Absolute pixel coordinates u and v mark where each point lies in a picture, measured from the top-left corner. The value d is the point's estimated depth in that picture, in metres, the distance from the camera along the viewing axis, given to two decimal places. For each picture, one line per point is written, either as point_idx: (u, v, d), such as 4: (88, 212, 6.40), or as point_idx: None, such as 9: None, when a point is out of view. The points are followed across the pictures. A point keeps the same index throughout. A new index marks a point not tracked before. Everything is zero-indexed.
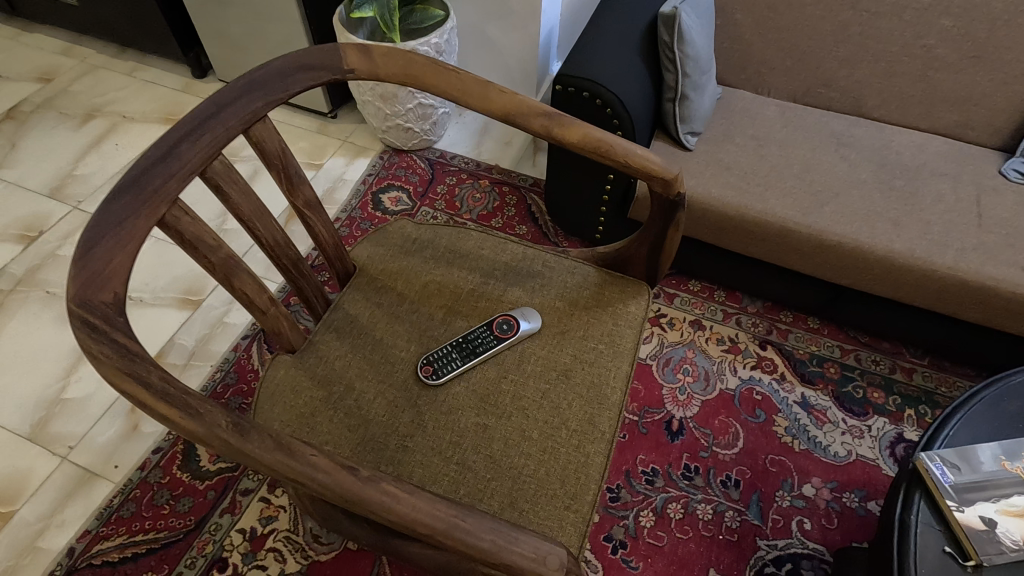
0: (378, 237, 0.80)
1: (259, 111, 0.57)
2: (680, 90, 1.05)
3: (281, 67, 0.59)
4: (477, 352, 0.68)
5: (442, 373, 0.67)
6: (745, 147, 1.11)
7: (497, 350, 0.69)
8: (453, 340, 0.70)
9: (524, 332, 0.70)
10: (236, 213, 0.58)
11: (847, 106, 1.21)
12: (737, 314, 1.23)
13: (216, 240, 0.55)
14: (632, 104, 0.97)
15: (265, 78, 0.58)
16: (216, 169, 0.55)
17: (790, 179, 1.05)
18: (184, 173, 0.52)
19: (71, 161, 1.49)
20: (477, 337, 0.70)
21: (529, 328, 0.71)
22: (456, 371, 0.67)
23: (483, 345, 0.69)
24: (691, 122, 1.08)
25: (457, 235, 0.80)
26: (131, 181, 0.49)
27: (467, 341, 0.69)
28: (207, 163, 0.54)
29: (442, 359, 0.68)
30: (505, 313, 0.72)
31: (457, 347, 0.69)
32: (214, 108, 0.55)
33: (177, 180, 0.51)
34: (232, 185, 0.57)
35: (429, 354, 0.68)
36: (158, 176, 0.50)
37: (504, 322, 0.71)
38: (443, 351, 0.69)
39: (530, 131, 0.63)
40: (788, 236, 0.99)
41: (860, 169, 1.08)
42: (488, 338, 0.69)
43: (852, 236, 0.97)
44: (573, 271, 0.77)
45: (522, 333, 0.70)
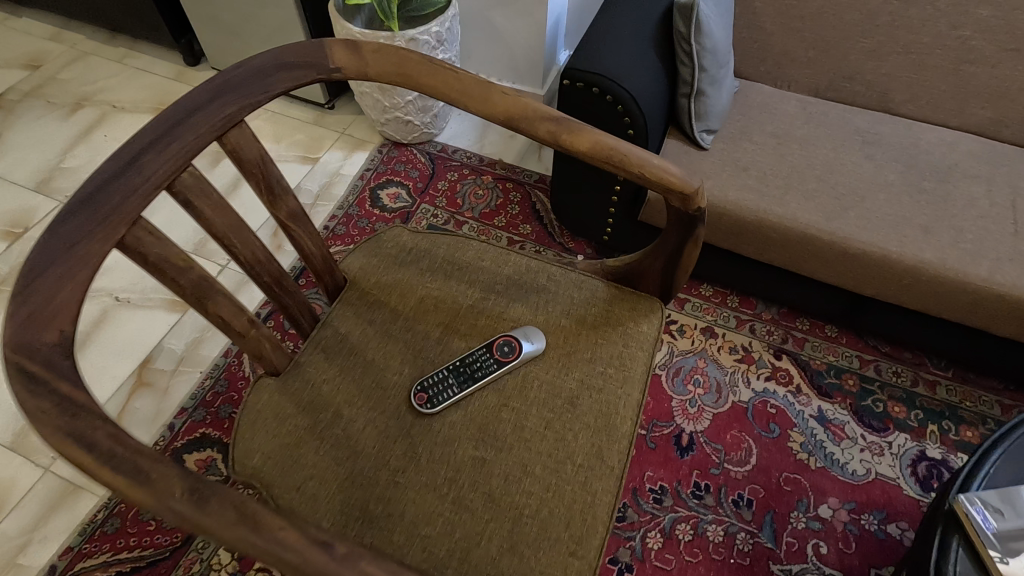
0: (371, 246, 0.74)
1: (234, 117, 0.52)
2: (696, 85, 0.98)
3: (259, 66, 0.53)
4: (475, 378, 0.63)
5: (437, 401, 0.62)
6: (764, 146, 1.04)
7: (497, 375, 0.64)
8: (449, 363, 0.64)
9: (528, 354, 0.65)
10: (210, 229, 0.53)
11: (872, 102, 1.14)
12: (751, 321, 1.17)
13: (186, 261, 0.50)
14: (645, 101, 0.90)
15: (241, 78, 0.52)
16: (185, 182, 0.50)
17: (812, 181, 0.98)
18: (147, 189, 0.46)
19: (58, 153, 1.43)
20: (475, 361, 0.64)
21: (534, 349, 0.65)
22: (452, 398, 0.62)
23: (482, 370, 0.63)
24: (707, 119, 1.01)
25: (456, 244, 0.74)
26: (86, 199, 0.44)
27: (465, 365, 0.64)
28: (174, 176, 0.48)
29: (437, 385, 0.63)
30: (507, 333, 0.66)
31: (453, 372, 0.63)
32: (183, 113, 0.49)
33: (138, 197, 0.45)
34: (205, 199, 0.52)
35: (423, 380, 0.63)
36: (117, 193, 0.45)
37: (506, 344, 0.65)
38: (438, 376, 0.63)
39: (535, 137, 0.57)
40: (810, 243, 0.93)
41: (887, 170, 1.01)
42: (488, 361, 0.64)
43: (879, 245, 0.90)
44: (580, 286, 0.71)
45: (526, 355, 0.65)
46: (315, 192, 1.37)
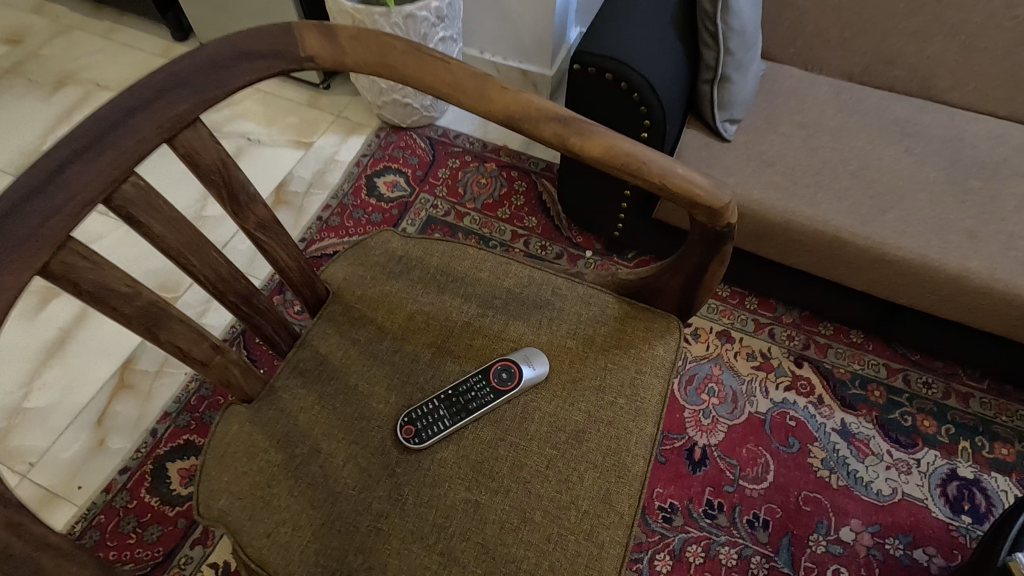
0: (357, 253, 0.67)
1: (186, 117, 0.44)
2: (720, 71, 0.88)
3: (215, 56, 0.45)
4: (469, 409, 0.56)
5: (425, 436, 0.55)
6: (793, 137, 0.95)
7: (493, 406, 0.57)
8: (440, 392, 0.57)
9: (530, 380, 0.58)
10: (163, 248, 0.46)
11: (912, 88, 1.04)
12: (771, 325, 1.10)
13: (131, 288, 0.43)
14: (663, 90, 0.81)
15: (194, 71, 0.44)
16: (125, 195, 0.42)
17: (845, 178, 0.89)
18: (75, 208, 0.39)
19: (40, 135, 1.36)
20: (470, 390, 0.57)
21: (536, 375, 0.58)
22: (442, 432, 0.55)
23: (477, 401, 0.57)
24: (731, 107, 0.92)
25: (451, 252, 0.67)
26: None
27: (457, 395, 0.57)
28: (111, 190, 0.41)
29: (425, 417, 0.56)
30: (505, 357, 0.59)
31: (444, 403, 0.57)
32: (122, 114, 0.41)
33: (65, 218, 0.38)
34: (153, 213, 0.44)
35: (411, 411, 0.56)
36: (36, 214, 0.37)
37: (504, 369, 0.58)
38: (427, 406, 0.56)
39: (539, 140, 0.49)
40: (842, 248, 0.85)
41: (928, 166, 0.92)
42: (483, 390, 0.57)
43: (918, 251, 0.82)
44: (589, 302, 0.64)
45: (527, 382, 0.58)
46: (308, 179, 1.30)
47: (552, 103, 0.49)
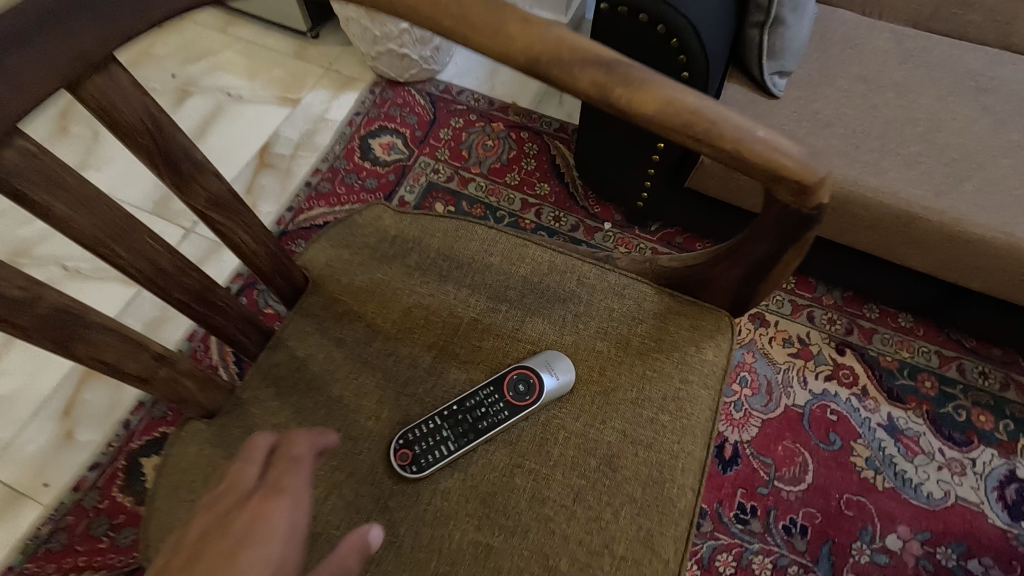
0: (342, 233, 0.56)
1: (94, 57, 0.32)
2: (774, 12, 0.75)
3: None
4: (478, 430, 0.46)
5: (425, 463, 0.45)
6: (851, 94, 0.82)
7: (507, 425, 0.47)
8: (443, 408, 0.47)
9: (554, 391, 0.48)
10: (74, 235, 0.35)
11: (988, 35, 0.90)
12: (810, 307, 0.99)
13: (27, 290, 0.32)
14: (709, 33, 0.68)
15: None
16: (9, 165, 0.31)
17: (915, 142, 0.77)
18: None
19: None
20: (479, 406, 0.47)
21: (561, 385, 0.48)
22: (445, 459, 0.45)
23: (487, 420, 0.46)
24: (782, 58, 0.78)
25: (455, 232, 0.55)
26: None
27: (464, 412, 0.47)
28: None
29: (425, 440, 0.46)
30: (522, 365, 0.48)
31: (448, 422, 0.46)
32: None
33: None
34: (55, 189, 0.33)
35: (407, 431, 0.46)
36: None
37: (521, 380, 0.48)
38: (426, 426, 0.46)
39: (574, 92, 0.37)
40: (910, 224, 0.73)
41: (1009, 127, 0.79)
42: (495, 407, 0.47)
43: (1002, 229, 0.70)
44: (622, 294, 0.53)
45: (550, 394, 0.48)
46: (295, 140, 1.17)
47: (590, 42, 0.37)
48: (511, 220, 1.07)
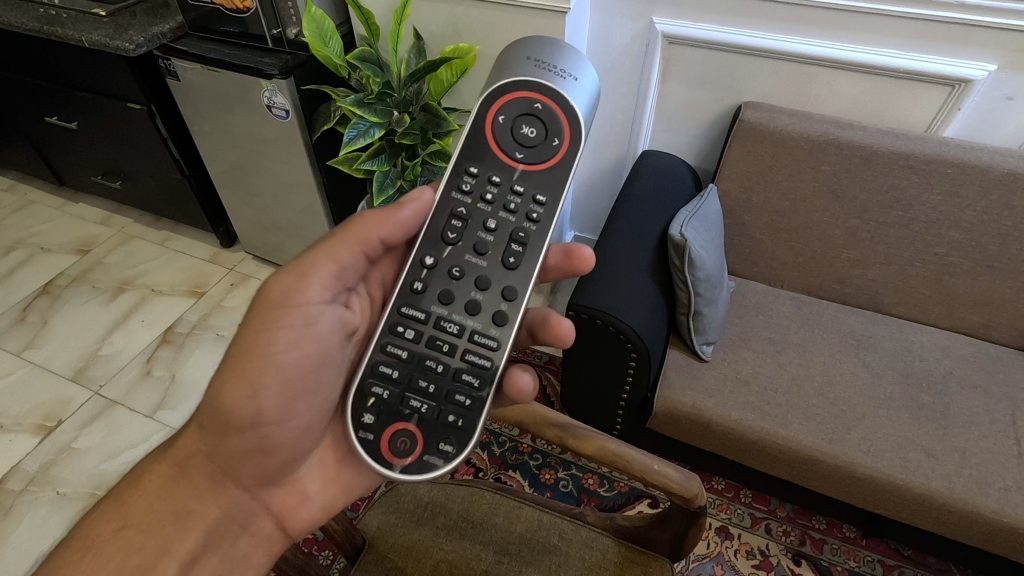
0: (389, 500, 0.78)
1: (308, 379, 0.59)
2: (693, 307, 1.04)
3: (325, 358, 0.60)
4: (513, 261, 0.59)
5: (477, 314, 0.59)
6: (764, 354, 1.09)
7: (536, 223, 0.59)
8: (412, 283, 0.59)
9: (580, 145, 0.58)
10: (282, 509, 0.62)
11: (863, 301, 1.19)
12: (766, 519, 1.16)
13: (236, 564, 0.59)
14: (646, 332, 0.94)
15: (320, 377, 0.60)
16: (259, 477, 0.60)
17: (812, 397, 1.02)
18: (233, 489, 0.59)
19: (97, 339, 1.53)
20: (484, 194, 0.59)
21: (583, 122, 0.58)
22: (517, 297, 0.59)
23: (525, 227, 0.59)
24: (706, 333, 1.07)
25: (471, 499, 0.78)
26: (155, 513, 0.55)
27: (482, 214, 0.59)
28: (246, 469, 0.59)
29: (447, 303, 0.59)
30: (514, 67, 0.57)
31: (455, 258, 0.59)
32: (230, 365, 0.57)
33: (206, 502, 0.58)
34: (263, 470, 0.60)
35: (377, 366, 0.58)
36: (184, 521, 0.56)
37: (536, 84, 0.57)
38: (426, 364, 0.58)
39: (545, 439, 0.63)
40: (815, 465, 0.95)
41: (884, 380, 1.05)
42: (527, 203, 0.59)
43: (883, 471, 0.92)
44: (591, 546, 0.73)
45: (565, 152, 0.59)
46: None
47: (559, 412, 0.65)
48: (511, 445, 1.27)
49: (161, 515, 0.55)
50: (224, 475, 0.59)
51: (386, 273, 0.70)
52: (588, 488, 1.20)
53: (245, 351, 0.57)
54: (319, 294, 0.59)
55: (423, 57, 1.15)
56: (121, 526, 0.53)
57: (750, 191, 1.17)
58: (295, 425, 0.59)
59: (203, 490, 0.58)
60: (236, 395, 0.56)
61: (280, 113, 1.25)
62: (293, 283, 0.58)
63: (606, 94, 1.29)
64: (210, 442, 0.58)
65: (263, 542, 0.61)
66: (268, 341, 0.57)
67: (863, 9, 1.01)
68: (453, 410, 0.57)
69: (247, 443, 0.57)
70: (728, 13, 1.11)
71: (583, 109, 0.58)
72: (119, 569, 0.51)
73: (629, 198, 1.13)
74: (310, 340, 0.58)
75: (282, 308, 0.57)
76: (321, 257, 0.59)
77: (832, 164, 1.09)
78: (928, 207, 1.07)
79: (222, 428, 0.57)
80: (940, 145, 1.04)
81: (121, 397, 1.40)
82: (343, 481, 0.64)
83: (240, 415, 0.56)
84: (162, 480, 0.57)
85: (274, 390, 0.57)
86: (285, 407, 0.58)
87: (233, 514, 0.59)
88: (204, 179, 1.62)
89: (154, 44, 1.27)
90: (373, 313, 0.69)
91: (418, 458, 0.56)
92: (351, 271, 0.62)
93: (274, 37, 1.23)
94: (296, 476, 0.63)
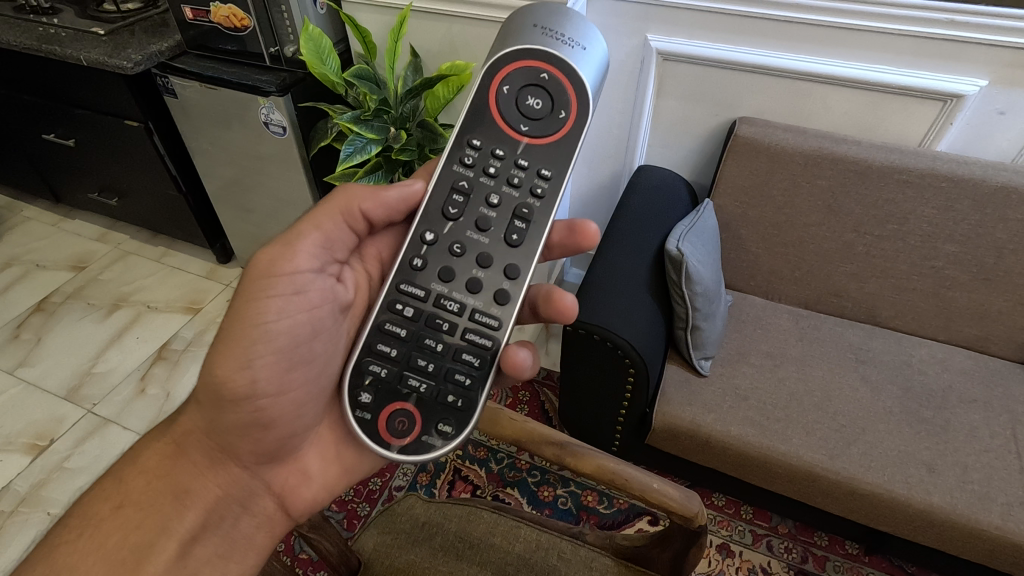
0: (385, 520, 0.76)
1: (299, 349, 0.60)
2: (691, 322, 1.04)
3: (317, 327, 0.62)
4: (516, 238, 0.59)
5: (479, 292, 0.59)
6: (762, 368, 1.09)
7: (541, 198, 0.60)
8: (412, 259, 0.59)
9: (586, 115, 0.58)
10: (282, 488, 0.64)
11: (861, 315, 1.19)
12: (768, 536, 1.15)
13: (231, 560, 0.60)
14: (644, 346, 0.94)
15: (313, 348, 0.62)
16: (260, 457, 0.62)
17: (812, 411, 1.01)
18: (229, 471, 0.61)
19: (91, 356, 1.52)
20: (487, 168, 0.60)
21: (590, 91, 0.58)
22: (519, 275, 0.59)
23: (529, 203, 0.59)
24: (704, 348, 1.07)
25: (468, 518, 0.77)
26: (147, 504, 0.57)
27: (484, 188, 0.60)
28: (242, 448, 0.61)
29: (448, 280, 0.59)
30: (521, 36, 0.58)
31: (456, 234, 0.59)
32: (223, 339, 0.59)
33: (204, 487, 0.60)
34: (260, 451, 0.61)
35: (375, 344, 0.58)
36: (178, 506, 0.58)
37: (543, 53, 0.57)
38: (425, 343, 0.58)
39: (542, 458, 0.63)
40: (815, 480, 0.94)
41: (883, 394, 1.05)
42: (532, 178, 0.60)
43: (885, 486, 0.91)
44: (590, 566, 0.72)
45: (571, 124, 0.59)
46: None
47: (555, 429, 0.64)
48: (509, 462, 1.26)
49: (160, 493, 0.58)
50: (223, 452, 0.61)
51: (381, 248, 0.69)
52: (587, 505, 1.19)
53: (237, 321, 0.59)
54: (307, 263, 0.61)
55: (419, 74, 1.16)
56: (120, 505, 0.56)
57: (747, 206, 1.17)
58: (291, 399, 0.61)
59: (201, 467, 0.60)
60: (231, 370, 0.58)
61: (277, 130, 1.25)
62: (282, 252, 0.60)
63: (602, 109, 1.30)
64: (207, 421, 0.60)
65: (265, 522, 0.63)
66: (259, 310, 0.59)
67: (854, 27, 1.03)
68: (452, 390, 0.57)
69: (244, 417, 0.60)
70: (721, 30, 1.12)
71: (590, 78, 0.58)
72: (117, 547, 0.54)
73: (625, 214, 1.13)
74: (300, 307, 0.60)
75: (271, 277, 0.59)
76: (307, 226, 0.62)
77: (826, 178, 1.10)
78: (923, 220, 1.07)
79: (218, 404, 0.59)
80: (933, 159, 1.05)
81: (115, 415, 1.39)
82: (343, 462, 0.66)
83: (234, 388, 0.58)
84: (161, 459, 0.60)
85: (268, 360, 0.59)
86: (279, 379, 0.60)
87: (233, 494, 0.61)
88: (201, 196, 1.62)
89: (152, 62, 1.27)
90: (371, 289, 0.69)
91: (414, 438, 0.57)
92: (338, 242, 0.64)
93: (272, 55, 1.23)
94: (298, 456, 0.64)
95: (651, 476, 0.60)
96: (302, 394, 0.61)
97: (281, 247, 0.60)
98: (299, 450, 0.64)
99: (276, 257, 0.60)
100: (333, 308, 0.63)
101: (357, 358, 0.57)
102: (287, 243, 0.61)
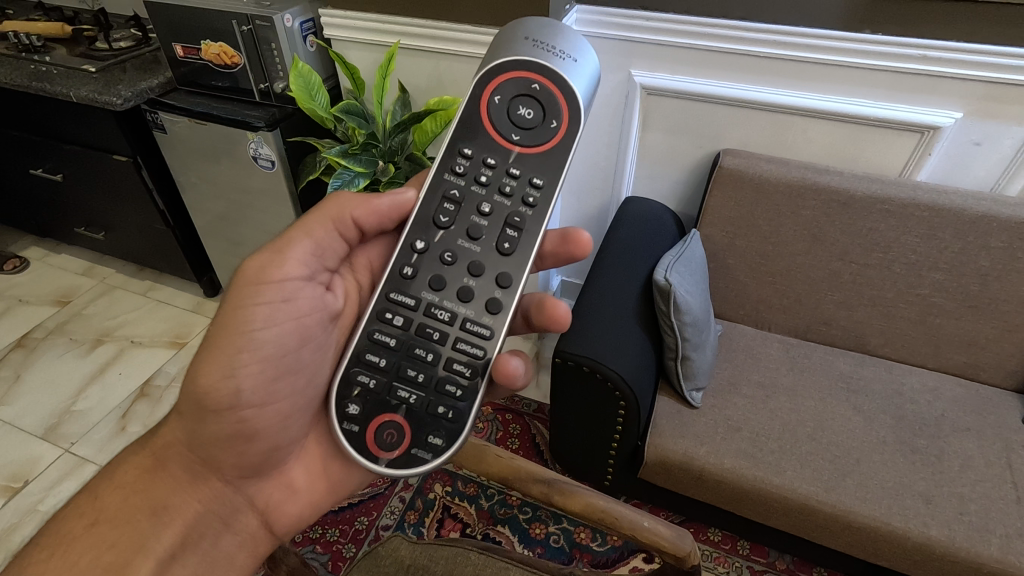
0: (369, 564, 0.74)
1: (286, 355, 0.59)
2: (681, 352, 1.03)
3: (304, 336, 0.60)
4: (508, 247, 0.58)
5: (470, 301, 0.58)
6: (754, 400, 1.08)
7: (532, 208, 0.59)
8: (403, 267, 0.58)
9: (578, 128, 0.59)
10: (267, 505, 0.62)
11: (850, 343, 1.19)
12: (766, 573, 1.12)
13: None
14: (633, 376, 0.93)
15: (302, 359, 0.60)
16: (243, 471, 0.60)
17: (805, 442, 1.00)
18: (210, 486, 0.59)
19: (71, 393, 1.48)
20: (479, 177, 0.59)
21: (579, 102, 0.58)
22: (511, 284, 0.58)
23: (521, 211, 0.59)
24: (695, 378, 1.06)
25: (456, 559, 0.74)
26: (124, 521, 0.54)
27: (476, 197, 0.59)
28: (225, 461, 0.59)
29: (438, 289, 0.58)
30: (513, 47, 0.58)
31: (447, 242, 0.59)
32: (208, 348, 0.58)
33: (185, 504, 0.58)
34: (244, 465, 0.60)
35: (364, 354, 0.56)
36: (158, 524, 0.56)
37: (535, 65, 0.58)
38: (415, 353, 0.57)
39: (529, 495, 0.61)
40: (811, 513, 0.93)
41: (876, 424, 1.04)
42: (524, 186, 0.59)
43: (882, 520, 0.89)
44: None
45: (563, 135, 0.59)
46: None
47: (541, 465, 0.63)
48: (500, 499, 1.23)
49: (138, 509, 0.55)
50: (205, 466, 0.59)
51: (372, 258, 0.68)
52: (581, 542, 1.16)
53: (223, 328, 0.58)
54: (297, 270, 0.60)
55: (407, 108, 1.17)
56: (96, 522, 0.53)
57: (734, 236, 1.18)
58: (277, 411, 0.59)
59: (182, 482, 0.58)
60: (215, 379, 0.57)
61: (266, 164, 1.26)
62: (270, 258, 0.59)
63: (590, 141, 1.32)
64: (189, 436, 0.59)
65: (248, 542, 0.61)
66: (246, 318, 0.57)
67: (832, 62, 1.05)
68: (443, 401, 0.56)
69: (228, 428, 0.58)
70: (702, 65, 1.15)
71: (582, 90, 0.59)
72: (90, 568, 0.51)
73: (613, 244, 1.14)
74: (287, 314, 0.59)
75: (259, 283, 0.58)
76: (299, 233, 0.61)
77: (810, 209, 1.11)
78: (908, 249, 1.08)
79: (201, 415, 0.57)
80: (914, 188, 1.07)
81: (93, 453, 1.35)
82: (329, 477, 0.64)
83: (218, 398, 0.57)
84: (140, 474, 0.57)
85: (254, 370, 0.57)
86: (265, 389, 0.58)
87: (215, 510, 0.59)
88: (189, 230, 1.61)
89: (142, 98, 1.28)
90: (361, 298, 0.67)
91: (403, 453, 0.55)
92: (330, 250, 0.63)
93: (262, 91, 1.25)
94: (283, 469, 0.63)
95: (641, 513, 0.59)
96: (288, 405, 0.60)
97: (270, 254, 0.59)
98: (282, 465, 0.62)
99: (266, 263, 0.59)
100: (323, 317, 0.62)
101: (346, 368, 0.56)
102: (276, 250, 0.60)
